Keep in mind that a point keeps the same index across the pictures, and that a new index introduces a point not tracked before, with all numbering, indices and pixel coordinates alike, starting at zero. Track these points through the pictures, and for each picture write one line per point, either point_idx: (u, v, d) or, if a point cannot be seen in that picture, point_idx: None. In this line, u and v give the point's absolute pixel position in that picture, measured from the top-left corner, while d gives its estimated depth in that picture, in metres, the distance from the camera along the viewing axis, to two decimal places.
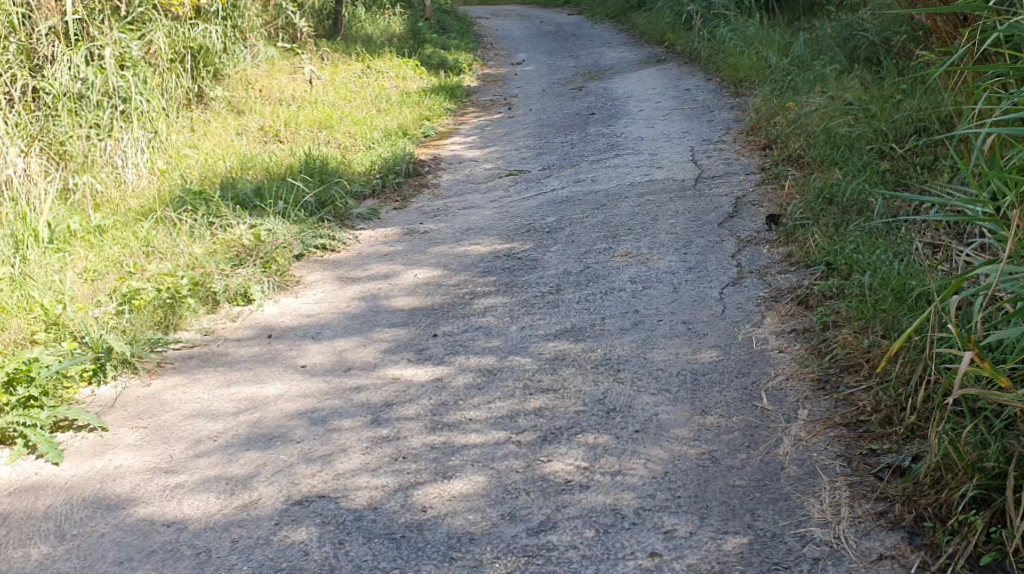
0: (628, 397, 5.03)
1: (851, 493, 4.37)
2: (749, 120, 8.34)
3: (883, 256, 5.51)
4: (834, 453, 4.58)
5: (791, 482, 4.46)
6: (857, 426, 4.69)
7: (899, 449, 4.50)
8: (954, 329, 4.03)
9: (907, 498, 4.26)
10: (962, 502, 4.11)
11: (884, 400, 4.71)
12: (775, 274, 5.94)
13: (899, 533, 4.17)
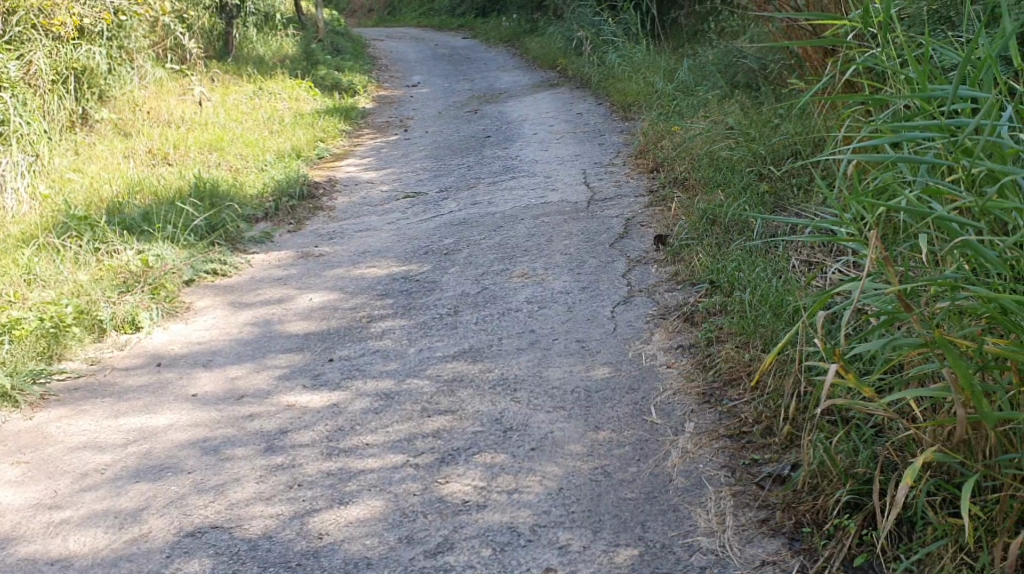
0: (524, 415, 5.10)
1: (735, 502, 4.49)
2: (638, 144, 8.54)
3: (762, 273, 5.65)
4: (718, 464, 4.70)
5: (679, 493, 4.56)
6: (741, 437, 4.81)
7: (778, 458, 4.63)
8: (818, 342, 4.19)
9: (787, 506, 4.38)
10: (836, 506, 4.24)
11: (765, 411, 4.85)
12: (664, 292, 6.07)
13: (780, 539, 4.28)
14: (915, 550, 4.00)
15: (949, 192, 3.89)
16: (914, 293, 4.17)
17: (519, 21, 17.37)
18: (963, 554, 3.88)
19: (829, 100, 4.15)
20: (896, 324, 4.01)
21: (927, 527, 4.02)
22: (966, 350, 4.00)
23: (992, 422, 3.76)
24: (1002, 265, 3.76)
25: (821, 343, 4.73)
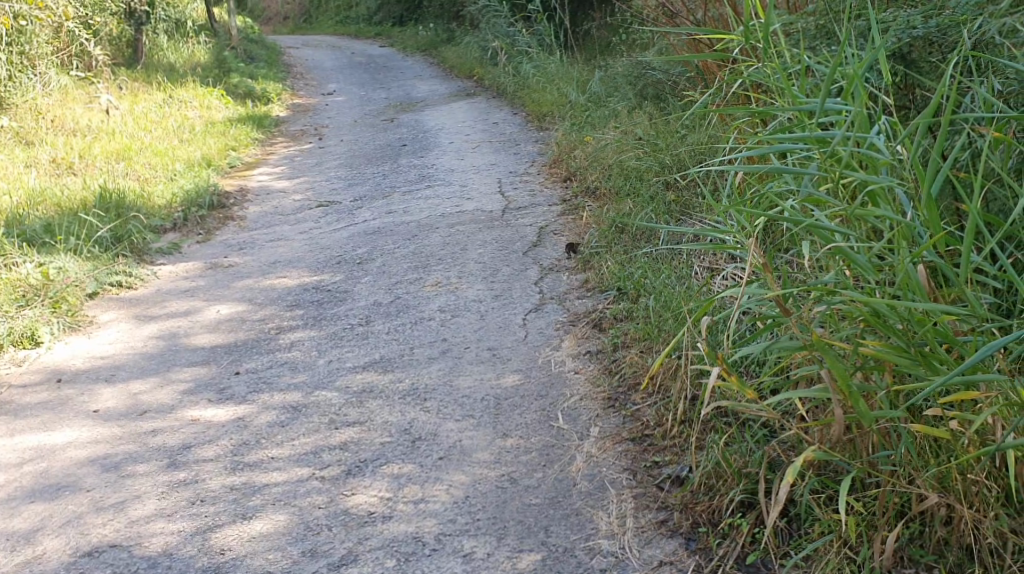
0: (433, 425, 5.12)
1: (635, 504, 4.55)
2: (552, 154, 8.63)
3: (667, 279, 5.74)
4: (620, 467, 4.76)
5: (582, 497, 4.61)
6: (643, 440, 4.88)
7: (678, 459, 4.71)
8: (704, 347, 4.31)
9: (684, 506, 4.45)
10: (731, 506, 4.33)
11: (666, 414, 4.93)
12: (573, 299, 6.13)
13: (677, 539, 4.34)
14: (802, 545, 4.09)
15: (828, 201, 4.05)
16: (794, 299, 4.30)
17: (437, 31, 17.41)
18: (847, 549, 3.99)
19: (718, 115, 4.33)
20: (778, 329, 4.15)
21: (814, 524, 4.13)
22: (844, 353, 4.14)
23: (869, 420, 3.90)
24: (873, 272, 3.95)
25: (712, 347, 4.84)
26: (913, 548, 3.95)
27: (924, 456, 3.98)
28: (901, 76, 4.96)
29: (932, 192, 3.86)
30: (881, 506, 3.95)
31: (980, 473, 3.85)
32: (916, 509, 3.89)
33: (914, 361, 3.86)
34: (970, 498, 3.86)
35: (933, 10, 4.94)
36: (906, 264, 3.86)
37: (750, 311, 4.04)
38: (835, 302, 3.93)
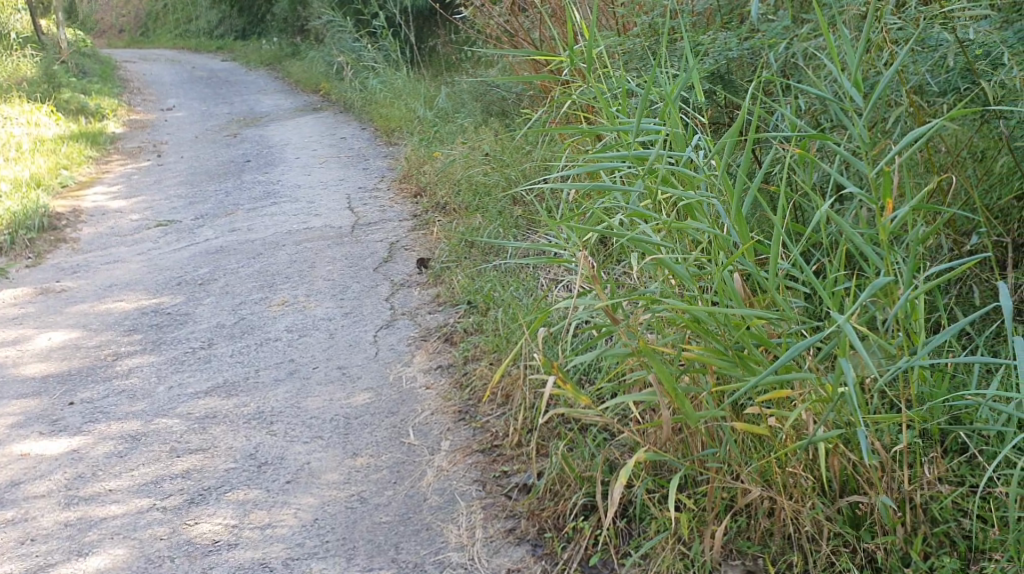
0: (279, 448, 5.01)
1: (484, 514, 4.52)
2: (400, 169, 8.58)
3: (515, 293, 5.73)
4: (470, 478, 4.73)
5: (432, 512, 4.57)
6: (492, 451, 4.86)
7: (526, 468, 4.69)
8: (540, 358, 4.35)
9: (531, 513, 4.45)
10: (574, 510, 4.34)
11: (514, 423, 4.91)
12: (425, 314, 6.08)
13: (524, 546, 4.34)
14: (638, 543, 4.14)
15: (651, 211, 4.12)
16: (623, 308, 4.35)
17: (280, 46, 17.24)
18: (680, 545, 4.04)
19: (551, 133, 4.44)
20: (609, 338, 4.21)
21: (651, 521, 4.18)
22: (671, 358, 4.21)
23: (694, 421, 3.97)
24: (693, 279, 4.02)
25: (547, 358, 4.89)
26: (741, 540, 4.01)
27: (747, 452, 4.06)
28: (720, 94, 5.33)
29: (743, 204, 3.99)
30: (710, 501, 4.01)
31: (797, 465, 3.93)
32: (740, 504, 3.95)
33: (732, 363, 3.96)
34: (789, 489, 3.94)
35: (748, 33, 5.27)
36: (723, 272, 3.97)
37: (580, 319, 4.09)
38: (658, 309, 4.01)
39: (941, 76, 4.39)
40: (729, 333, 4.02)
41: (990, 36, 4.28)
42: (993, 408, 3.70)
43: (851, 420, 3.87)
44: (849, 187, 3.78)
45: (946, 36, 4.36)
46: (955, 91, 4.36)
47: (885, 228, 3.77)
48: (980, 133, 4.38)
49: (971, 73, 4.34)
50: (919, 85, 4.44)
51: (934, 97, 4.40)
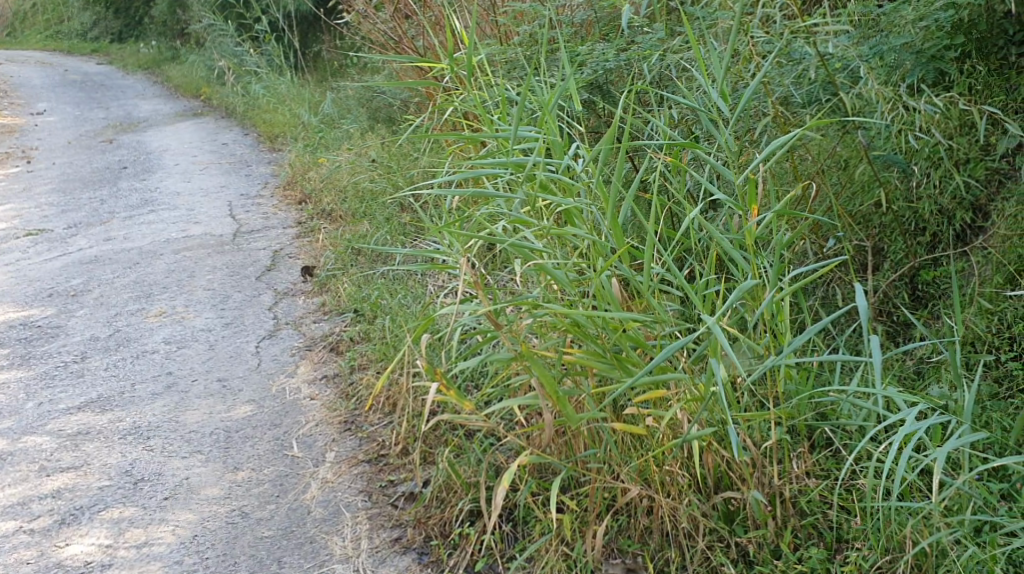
0: (156, 464, 4.85)
1: (370, 525, 4.43)
2: (285, 175, 8.44)
3: (404, 300, 5.67)
4: (356, 489, 4.63)
5: (316, 524, 4.45)
6: (379, 460, 4.78)
7: (413, 477, 4.62)
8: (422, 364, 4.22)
9: (417, 521, 4.37)
10: (461, 516, 4.29)
11: (400, 431, 4.83)
12: (309, 323, 5.97)
13: (410, 555, 4.26)
14: (521, 546, 4.10)
15: (532, 216, 4.07)
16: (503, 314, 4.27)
17: (158, 50, 16.92)
18: (563, 546, 4.01)
19: (431, 139, 4.36)
20: (490, 343, 4.13)
21: (535, 524, 4.14)
22: (552, 363, 4.16)
23: (576, 423, 3.93)
24: (572, 282, 3.99)
25: (429, 364, 4.87)
26: (622, 539, 4.00)
27: (627, 452, 4.06)
28: (599, 104, 5.42)
29: (620, 208, 4.01)
30: (592, 501, 3.99)
31: (674, 463, 3.94)
32: (620, 502, 3.94)
33: (610, 365, 3.95)
34: (667, 487, 3.94)
35: (624, 44, 5.38)
36: (600, 274, 3.96)
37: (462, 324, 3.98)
38: (539, 313, 3.96)
39: (804, 88, 4.81)
40: (608, 337, 4.01)
41: (846, 51, 4.82)
42: (853, 402, 3.78)
43: (724, 417, 3.93)
44: (716, 192, 3.97)
45: (808, 50, 4.80)
46: (817, 103, 4.78)
47: (750, 232, 3.96)
48: (843, 143, 4.83)
49: (831, 85, 4.77)
50: (784, 97, 4.86)
51: (798, 108, 4.82)
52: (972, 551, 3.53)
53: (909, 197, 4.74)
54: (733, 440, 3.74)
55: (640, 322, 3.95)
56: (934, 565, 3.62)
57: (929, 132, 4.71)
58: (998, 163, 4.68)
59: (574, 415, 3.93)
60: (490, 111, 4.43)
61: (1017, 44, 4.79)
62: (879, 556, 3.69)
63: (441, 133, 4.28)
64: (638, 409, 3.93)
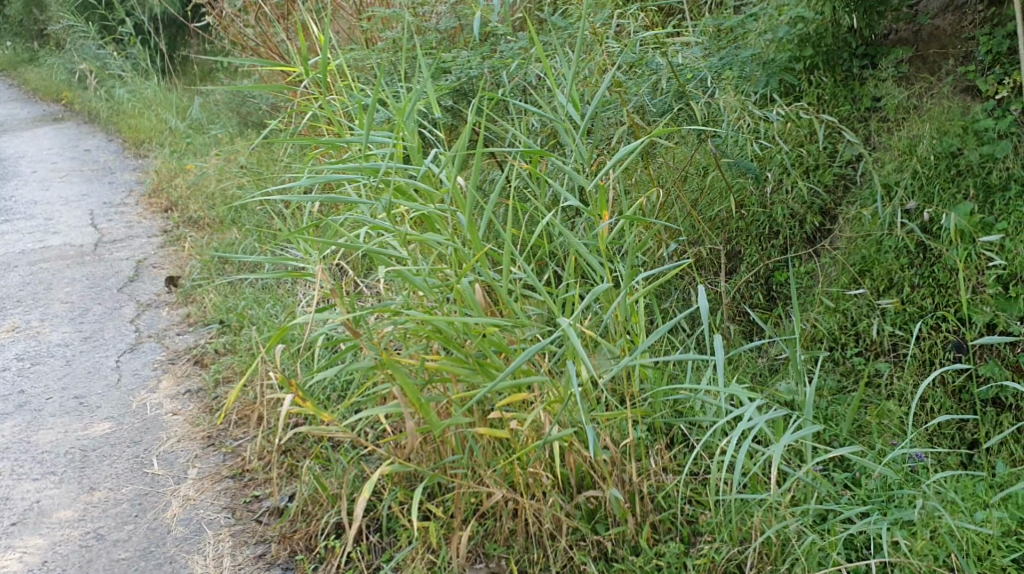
0: (5, 488, 4.74)
1: (233, 542, 4.37)
2: (149, 182, 8.32)
3: (273, 310, 5.69)
4: (219, 506, 4.56)
5: (176, 543, 4.37)
6: (243, 476, 4.71)
7: (277, 491, 4.57)
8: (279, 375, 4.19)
9: (282, 537, 4.34)
10: (327, 529, 4.29)
11: (265, 446, 4.78)
12: (172, 336, 5.89)
13: (275, 571, 4.22)
14: (387, 555, 4.13)
15: (392, 223, 4.10)
16: (361, 322, 4.26)
17: (16, 52, 16.51)
18: (429, 554, 4.07)
19: (287, 144, 4.35)
20: (349, 352, 4.11)
21: (400, 532, 4.19)
22: (413, 370, 4.20)
23: (439, 430, 3.96)
24: (432, 289, 4.03)
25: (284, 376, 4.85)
26: (488, 544, 4.09)
27: (492, 456, 4.13)
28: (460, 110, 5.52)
29: (480, 214, 4.07)
30: (457, 507, 4.05)
31: (537, 464, 4.03)
32: (485, 506, 4.01)
33: (472, 370, 3.99)
34: (532, 489, 4.04)
35: (488, 52, 5.48)
36: (461, 280, 4.02)
37: (320, 333, 3.96)
38: (400, 320, 3.99)
39: (658, 98, 5.00)
40: (468, 342, 4.07)
41: (696, 63, 5.10)
42: (705, 400, 3.94)
43: (583, 418, 4.04)
44: (569, 198, 4.15)
45: (662, 61, 5.05)
46: (671, 111, 4.96)
47: (603, 236, 4.17)
48: (698, 151, 5.04)
49: (684, 95, 5.00)
50: (640, 107, 5.03)
51: (654, 117, 4.98)
52: (813, 539, 3.71)
53: (763, 202, 4.93)
54: (593, 438, 3.85)
55: (500, 327, 4.02)
56: (780, 553, 3.79)
57: (775, 140, 4.98)
58: (843, 168, 4.92)
59: (437, 422, 3.97)
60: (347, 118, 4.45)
61: (859, 57, 5.08)
62: (729, 547, 3.83)
63: (297, 139, 4.33)
64: (501, 413, 4.00)
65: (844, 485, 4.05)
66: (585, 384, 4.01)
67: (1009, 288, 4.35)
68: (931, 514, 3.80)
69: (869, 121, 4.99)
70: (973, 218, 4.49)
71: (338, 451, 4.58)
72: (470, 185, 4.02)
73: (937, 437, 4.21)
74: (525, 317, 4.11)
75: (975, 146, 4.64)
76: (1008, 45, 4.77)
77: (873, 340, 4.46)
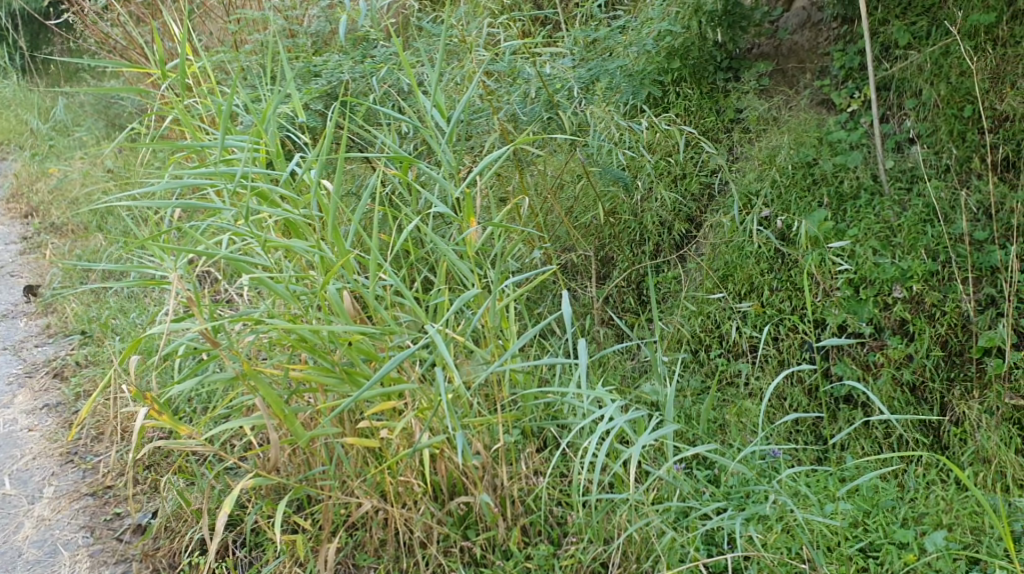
0: None
1: (91, 563, 4.29)
2: (8, 185, 8.07)
3: (137, 319, 5.60)
4: (76, 526, 4.46)
5: (28, 567, 4.29)
6: (104, 493, 4.60)
7: (139, 507, 4.48)
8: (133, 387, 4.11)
9: (144, 555, 4.27)
10: (190, 546, 4.23)
11: (126, 461, 4.68)
12: (31, 347, 5.73)
13: None
14: (252, 569, 4.09)
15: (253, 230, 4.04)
16: (220, 331, 4.21)
17: None
18: (297, 567, 4.05)
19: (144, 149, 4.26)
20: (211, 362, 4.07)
21: (267, 546, 4.15)
22: (277, 380, 4.16)
23: (304, 441, 3.95)
24: (294, 298, 4.01)
25: (144, 388, 4.75)
26: (358, 554, 4.09)
27: (360, 466, 4.12)
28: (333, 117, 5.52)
29: (345, 221, 4.07)
30: (325, 520, 4.05)
31: (407, 473, 4.04)
32: (354, 516, 4.01)
33: (339, 380, 4.00)
34: (402, 498, 4.06)
35: (360, 56, 5.45)
36: (326, 289, 4.01)
37: (179, 343, 3.93)
38: (262, 330, 3.96)
39: (528, 106, 5.05)
40: (333, 352, 4.06)
41: (564, 72, 5.15)
42: (570, 403, 3.99)
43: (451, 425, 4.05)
44: (437, 205, 4.18)
45: (532, 71, 5.11)
46: (540, 119, 5.04)
47: (471, 242, 4.22)
48: (568, 158, 5.10)
49: (553, 104, 5.05)
50: (511, 115, 5.07)
51: (523, 125, 5.03)
52: (674, 536, 3.81)
53: (634, 210, 5.02)
54: (462, 444, 3.87)
55: (368, 335, 4.02)
56: (643, 550, 3.87)
57: (641, 150, 5.07)
58: (708, 177, 5.04)
59: (302, 432, 3.96)
60: (207, 122, 4.37)
61: (723, 71, 5.22)
62: (595, 546, 3.91)
63: (154, 144, 4.24)
64: (369, 422, 4.01)
65: (706, 482, 4.16)
66: (454, 391, 4.03)
67: (858, 291, 4.49)
68: (783, 509, 3.94)
69: (732, 132, 5.10)
70: (824, 225, 4.64)
71: (203, 464, 4.50)
72: (335, 192, 4.04)
73: (793, 434, 4.34)
74: (394, 324, 4.11)
75: (829, 156, 4.81)
76: (858, 60, 4.95)
77: (734, 342, 4.59)
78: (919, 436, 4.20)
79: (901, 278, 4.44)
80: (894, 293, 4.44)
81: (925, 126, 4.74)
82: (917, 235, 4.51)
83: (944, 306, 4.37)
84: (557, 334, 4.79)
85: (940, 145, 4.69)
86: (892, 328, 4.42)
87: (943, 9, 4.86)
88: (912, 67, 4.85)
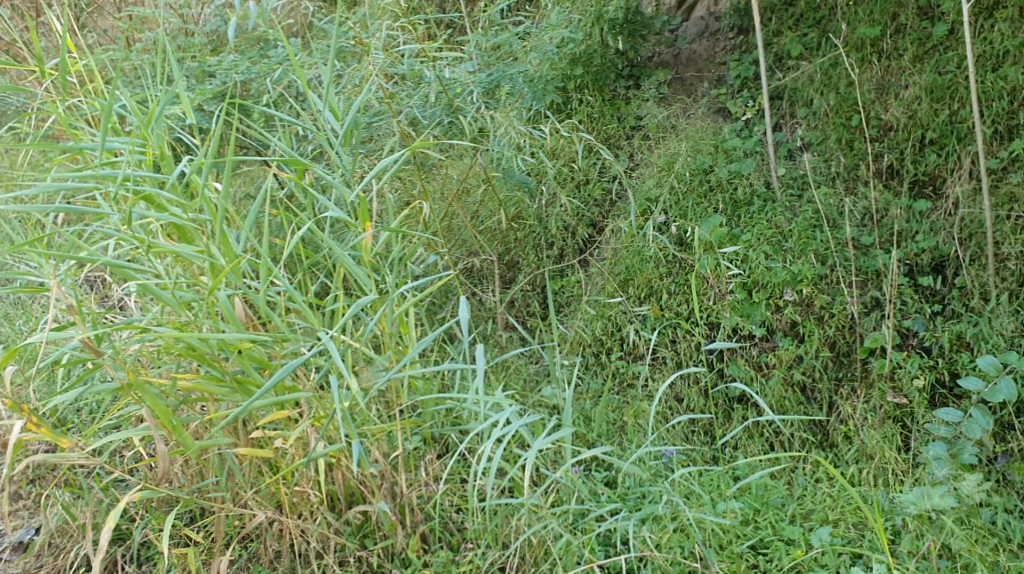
0: None
1: None
2: None
3: (22, 327, 5.45)
4: None
5: None
6: None
7: (21, 523, 4.35)
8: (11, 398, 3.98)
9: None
10: (75, 562, 4.13)
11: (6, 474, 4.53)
12: None
13: None
14: None
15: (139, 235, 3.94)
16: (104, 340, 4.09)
17: None
18: None
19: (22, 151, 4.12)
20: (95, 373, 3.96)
21: (158, 560, 4.07)
22: (164, 390, 4.07)
23: (192, 451, 3.86)
24: (180, 305, 3.91)
25: (25, 399, 4.61)
26: (253, 566, 4.03)
27: (251, 476, 4.05)
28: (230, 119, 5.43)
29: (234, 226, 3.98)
30: (217, 532, 3.97)
31: (303, 482, 3.99)
32: (248, 528, 3.95)
33: (230, 389, 3.92)
34: (299, 508, 4.01)
35: (257, 56, 5.37)
36: (215, 295, 3.93)
37: (60, 353, 3.81)
38: (147, 338, 3.86)
39: (428, 109, 5.02)
40: (223, 360, 3.97)
41: (464, 77, 5.04)
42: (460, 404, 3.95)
43: (347, 434, 3.99)
44: (333, 210, 4.12)
45: (432, 74, 5.01)
46: (439, 122, 5.01)
47: (366, 245, 4.16)
48: (468, 162, 5.07)
49: (454, 107, 5.01)
50: (412, 118, 5.05)
51: (423, 128, 5.01)
52: (570, 539, 3.79)
53: (541, 216, 5.00)
54: (359, 453, 3.82)
55: (259, 343, 3.95)
56: (541, 553, 3.86)
57: (542, 155, 5.05)
58: (611, 183, 5.04)
59: (191, 443, 3.87)
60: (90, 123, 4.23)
61: (624, 78, 5.25)
62: (493, 551, 3.91)
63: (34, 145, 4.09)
64: (263, 432, 3.93)
65: (603, 484, 4.16)
66: (349, 397, 3.98)
67: (752, 294, 4.54)
68: (676, 508, 3.95)
69: (633, 138, 5.13)
70: (718, 230, 4.67)
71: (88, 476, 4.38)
72: (225, 197, 3.96)
73: (689, 434, 4.35)
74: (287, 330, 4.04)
75: (725, 163, 4.85)
76: (754, 70, 5.05)
77: (633, 345, 4.59)
78: (807, 435, 4.23)
79: (791, 282, 4.49)
80: (785, 296, 4.49)
81: (815, 135, 4.83)
82: (807, 239, 4.56)
83: (832, 308, 4.43)
84: (455, 340, 4.75)
85: (830, 153, 4.77)
86: (783, 330, 4.46)
87: (833, 21, 4.94)
88: (804, 77, 4.93)
